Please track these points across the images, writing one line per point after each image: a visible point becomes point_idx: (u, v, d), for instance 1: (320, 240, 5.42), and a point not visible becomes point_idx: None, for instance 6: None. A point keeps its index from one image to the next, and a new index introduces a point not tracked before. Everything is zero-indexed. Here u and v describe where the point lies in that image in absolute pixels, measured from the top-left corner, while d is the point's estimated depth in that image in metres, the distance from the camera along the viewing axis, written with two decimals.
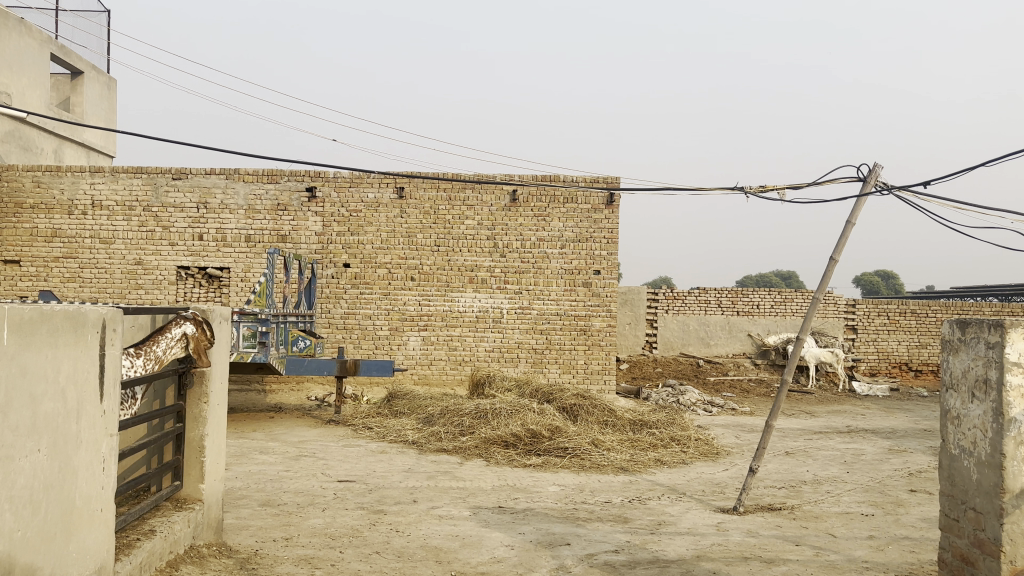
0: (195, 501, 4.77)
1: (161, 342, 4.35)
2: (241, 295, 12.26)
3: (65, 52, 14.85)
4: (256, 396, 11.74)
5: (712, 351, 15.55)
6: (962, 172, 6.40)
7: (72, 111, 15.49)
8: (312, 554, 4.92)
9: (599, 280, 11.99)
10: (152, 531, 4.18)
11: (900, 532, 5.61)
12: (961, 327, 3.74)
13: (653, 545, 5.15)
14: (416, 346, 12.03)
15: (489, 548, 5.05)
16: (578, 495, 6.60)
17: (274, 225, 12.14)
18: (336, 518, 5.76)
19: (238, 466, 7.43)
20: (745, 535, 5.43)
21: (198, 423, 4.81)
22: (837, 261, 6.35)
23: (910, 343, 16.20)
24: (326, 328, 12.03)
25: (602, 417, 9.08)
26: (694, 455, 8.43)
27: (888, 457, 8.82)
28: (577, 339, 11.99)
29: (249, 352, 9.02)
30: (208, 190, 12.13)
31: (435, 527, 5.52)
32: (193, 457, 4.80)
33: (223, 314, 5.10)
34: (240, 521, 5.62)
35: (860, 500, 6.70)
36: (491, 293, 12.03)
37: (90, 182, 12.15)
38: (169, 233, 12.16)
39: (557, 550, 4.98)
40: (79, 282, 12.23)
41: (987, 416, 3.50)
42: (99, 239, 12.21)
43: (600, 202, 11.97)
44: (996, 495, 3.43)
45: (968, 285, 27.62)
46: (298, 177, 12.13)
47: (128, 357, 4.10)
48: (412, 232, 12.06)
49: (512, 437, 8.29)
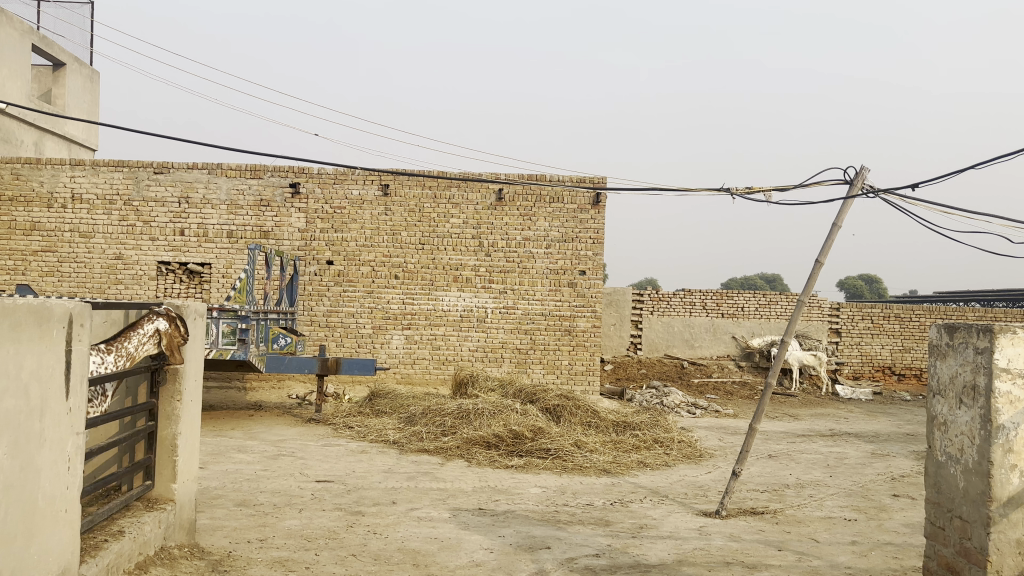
0: (166, 502, 4.65)
1: (133, 338, 4.23)
2: (222, 291, 12.09)
3: (48, 44, 14.61)
4: (236, 395, 11.57)
5: (696, 353, 15.54)
6: (951, 175, 6.31)
7: (54, 103, 15.24)
8: (287, 556, 4.80)
9: (585, 281, 11.92)
10: (121, 532, 4.06)
11: (882, 538, 5.57)
12: (949, 332, 3.69)
13: (634, 549, 5.08)
14: (399, 344, 11.91)
15: (468, 551, 4.96)
16: (560, 496, 6.52)
17: (257, 221, 11.99)
18: (312, 519, 5.65)
19: (213, 466, 7.28)
20: (728, 540, 5.37)
21: (171, 421, 4.68)
22: (822, 262, 6.33)
23: (893, 347, 16.26)
24: (308, 325, 11.91)
25: (585, 418, 9.01)
26: (676, 457, 8.38)
27: (871, 461, 8.80)
28: (561, 339, 11.92)
29: (229, 349, 8.84)
30: (190, 185, 11.96)
31: (413, 530, 5.41)
32: (165, 457, 4.67)
33: (198, 310, 4.98)
34: (215, 521, 5.51)
35: (842, 505, 6.66)
36: (476, 292, 11.94)
37: (70, 175, 11.94)
38: (150, 228, 11.99)
39: (537, 554, 4.90)
40: (58, 276, 12.01)
41: (975, 423, 3.45)
42: (79, 233, 12.00)
43: (586, 202, 11.90)
44: (983, 503, 3.38)
45: (950, 291, 28.00)
46: (281, 172, 11.98)
47: (99, 353, 3.99)
48: (397, 230, 11.93)
49: (494, 437, 8.21)
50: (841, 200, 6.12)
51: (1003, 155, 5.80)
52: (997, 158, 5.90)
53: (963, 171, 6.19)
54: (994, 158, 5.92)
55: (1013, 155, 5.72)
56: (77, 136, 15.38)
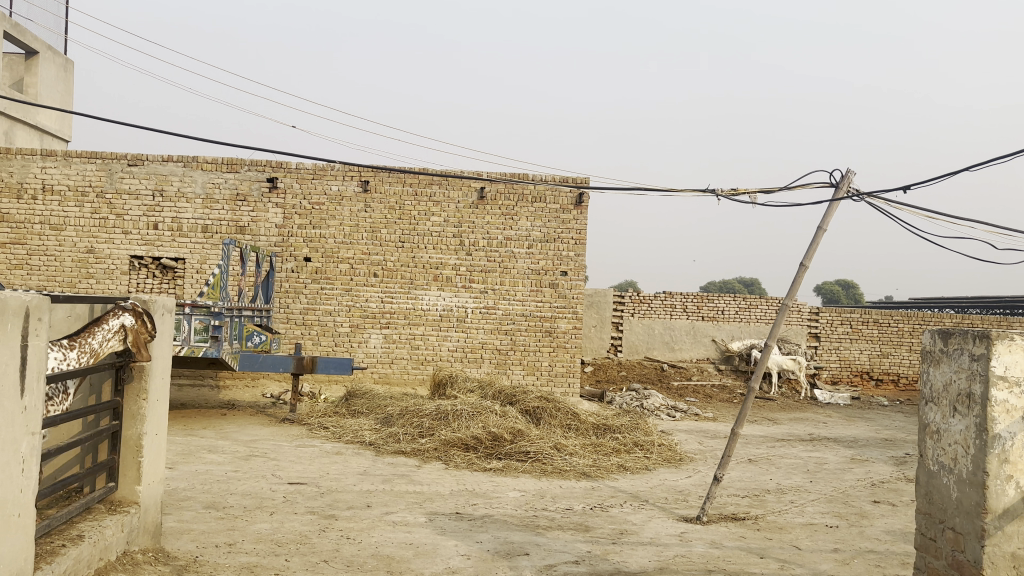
0: (130, 504, 4.44)
1: (98, 334, 4.05)
2: (196, 286, 11.81)
3: (20, 31, 14.25)
4: (209, 393, 11.36)
5: (676, 356, 15.47)
6: (946, 177, 6.31)
7: (25, 92, 14.85)
8: (255, 562, 4.63)
9: (566, 282, 11.80)
10: (80, 537, 3.86)
11: (864, 545, 5.50)
12: (943, 338, 3.61)
13: (614, 556, 4.96)
14: (377, 344, 11.72)
15: (444, 557, 4.82)
16: (538, 500, 6.40)
17: (233, 216, 11.75)
18: (284, 523, 5.47)
19: (182, 466, 7.08)
20: (709, 546, 5.27)
21: (136, 421, 4.48)
22: (807, 266, 6.27)
23: (871, 352, 16.34)
24: (284, 323, 11.71)
25: (565, 420, 8.91)
26: (657, 460, 8.30)
27: (850, 466, 8.76)
28: (542, 340, 11.80)
29: (200, 346, 8.62)
30: (165, 178, 11.69)
31: (388, 534, 5.26)
32: (129, 457, 4.46)
33: (167, 305, 4.78)
34: (182, 524, 5.31)
35: (823, 510, 6.60)
36: (456, 292, 11.78)
37: (41, 165, 11.63)
38: (122, 221, 11.70)
39: (515, 561, 4.77)
40: (27, 269, 11.71)
41: (969, 432, 3.37)
42: (49, 225, 11.69)
43: (569, 202, 11.80)
44: (978, 515, 3.30)
45: (926, 298, 28.34)
46: (258, 166, 11.74)
47: (60, 350, 3.80)
48: (376, 227, 11.74)
49: (473, 439, 8.07)
50: (827, 203, 6.07)
51: (1000, 157, 5.82)
52: (998, 158, 5.86)
53: (961, 172, 6.20)
54: (993, 158, 5.89)
55: (1016, 154, 5.68)
56: (49, 126, 15.02)
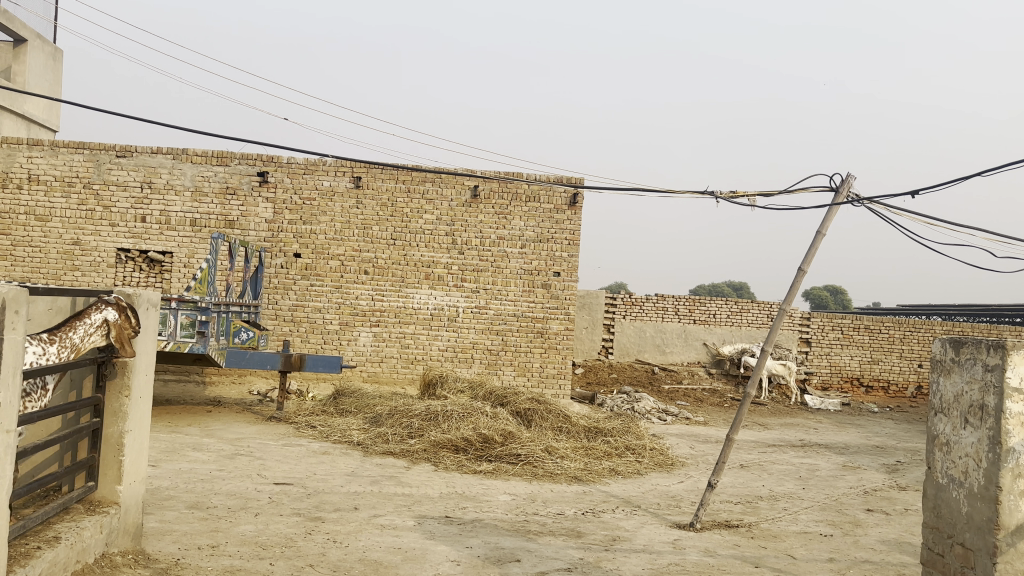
0: (110, 504, 4.29)
1: (79, 328, 3.92)
2: (182, 281, 11.60)
3: (8, 18, 14.01)
4: (195, 389, 11.21)
5: (667, 358, 15.40)
6: (957, 181, 5.88)
7: (13, 80, 14.61)
8: (239, 566, 4.49)
9: (559, 282, 11.71)
10: (57, 539, 3.71)
11: (859, 555, 5.42)
12: (955, 347, 3.53)
13: (607, 563, 4.86)
14: (366, 342, 11.58)
15: (433, 563, 4.69)
16: (529, 505, 6.28)
17: (221, 210, 11.57)
18: (268, 525, 5.33)
19: (165, 463, 6.93)
20: (702, 554, 5.18)
21: (117, 418, 4.32)
22: (806, 270, 6.18)
23: (862, 358, 16.32)
24: (273, 319, 11.56)
25: (556, 423, 8.79)
26: (648, 465, 8.19)
27: (843, 473, 8.71)
28: (533, 341, 11.70)
29: (186, 342, 8.46)
30: (154, 170, 11.51)
31: (375, 539, 5.13)
32: (110, 456, 4.30)
33: (151, 299, 4.63)
34: (165, 525, 5.17)
35: (817, 518, 6.52)
36: (447, 291, 11.65)
37: (28, 155, 11.44)
38: (109, 213, 11.51)
39: (506, 568, 4.66)
40: (11, 260, 11.52)
41: (982, 444, 3.28)
42: (34, 216, 11.50)
43: (563, 202, 11.70)
44: (990, 531, 3.21)
45: (915, 304, 28.45)
46: (249, 160, 11.56)
47: (41, 344, 3.69)
48: (367, 224, 11.60)
49: (463, 441, 7.93)
50: (828, 207, 5.98)
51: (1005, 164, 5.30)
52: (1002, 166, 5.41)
53: (969, 177, 5.71)
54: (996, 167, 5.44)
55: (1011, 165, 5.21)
56: (37, 115, 14.82)
